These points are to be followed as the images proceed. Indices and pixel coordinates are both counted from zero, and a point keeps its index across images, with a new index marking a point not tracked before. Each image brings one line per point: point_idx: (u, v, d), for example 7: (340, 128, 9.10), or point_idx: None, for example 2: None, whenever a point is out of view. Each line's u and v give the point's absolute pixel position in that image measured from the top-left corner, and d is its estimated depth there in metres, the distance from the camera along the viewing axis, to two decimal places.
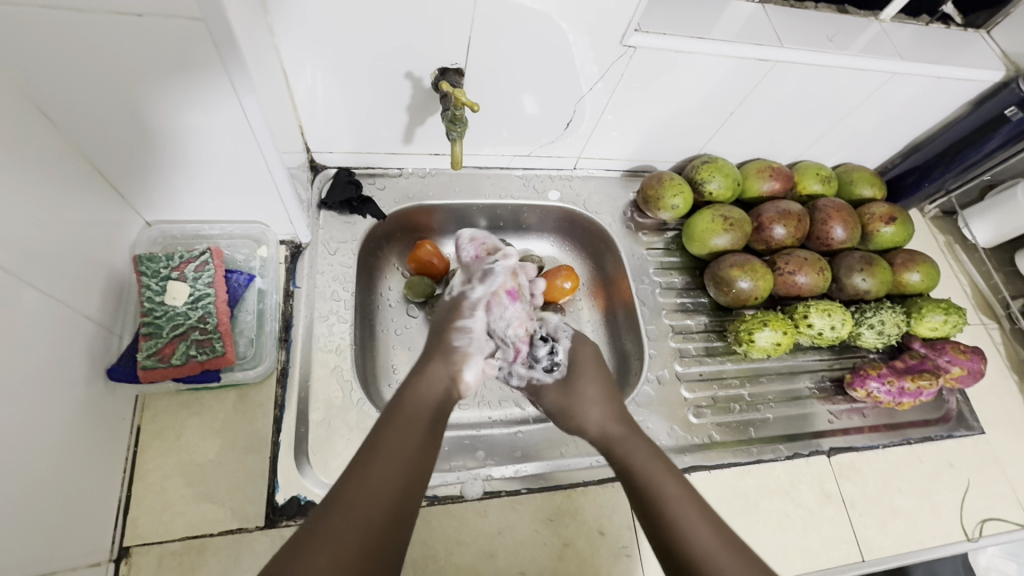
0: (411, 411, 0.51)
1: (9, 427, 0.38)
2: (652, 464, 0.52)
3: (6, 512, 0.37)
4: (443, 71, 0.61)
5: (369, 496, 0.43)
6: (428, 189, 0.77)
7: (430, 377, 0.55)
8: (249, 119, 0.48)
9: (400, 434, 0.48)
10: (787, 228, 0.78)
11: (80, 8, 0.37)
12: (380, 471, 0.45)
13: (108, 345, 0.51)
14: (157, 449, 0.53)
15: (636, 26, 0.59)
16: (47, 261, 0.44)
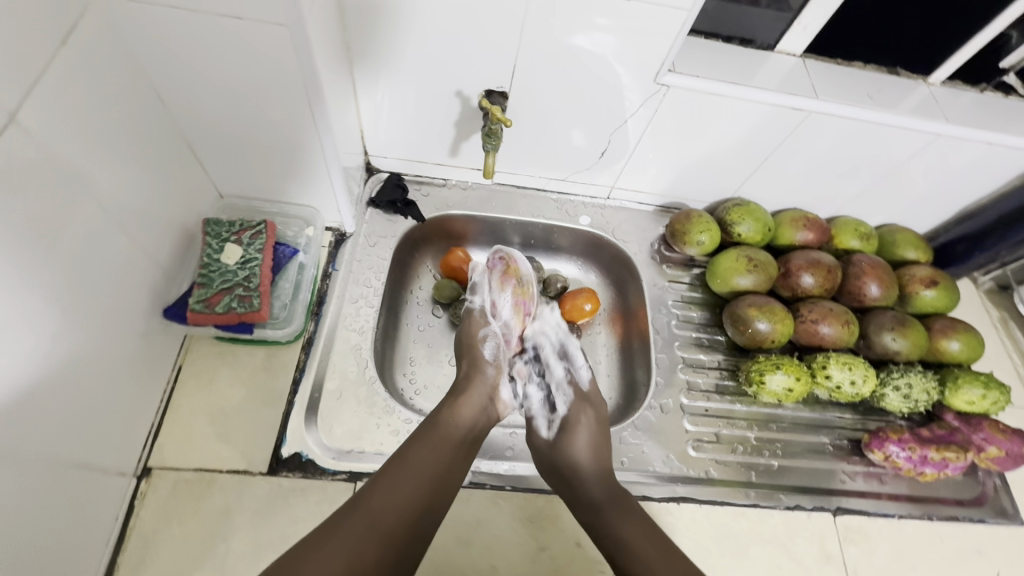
0: (449, 431, 0.58)
1: (78, 339, 0.46)
2: (627, 524, 0.52)
3: (60, 408, 0.44)
4: (489, 92, 0.68)
5: (390, 510, 0.49)
6: (467, 201, 0.84)
7: (474, 387, 0.63)
8: (313, 115, 0.56)
9: (431, 454, 0.54)
10: (816, 278, 0.78)
11: (194, 10, 0.46)
12: (406, 488, 0.50)
13: (168, 291, 0.59)
14: (191, 388, 0.59)
15: (670, 66, 0.63)
16: (135, 212, 0.52)
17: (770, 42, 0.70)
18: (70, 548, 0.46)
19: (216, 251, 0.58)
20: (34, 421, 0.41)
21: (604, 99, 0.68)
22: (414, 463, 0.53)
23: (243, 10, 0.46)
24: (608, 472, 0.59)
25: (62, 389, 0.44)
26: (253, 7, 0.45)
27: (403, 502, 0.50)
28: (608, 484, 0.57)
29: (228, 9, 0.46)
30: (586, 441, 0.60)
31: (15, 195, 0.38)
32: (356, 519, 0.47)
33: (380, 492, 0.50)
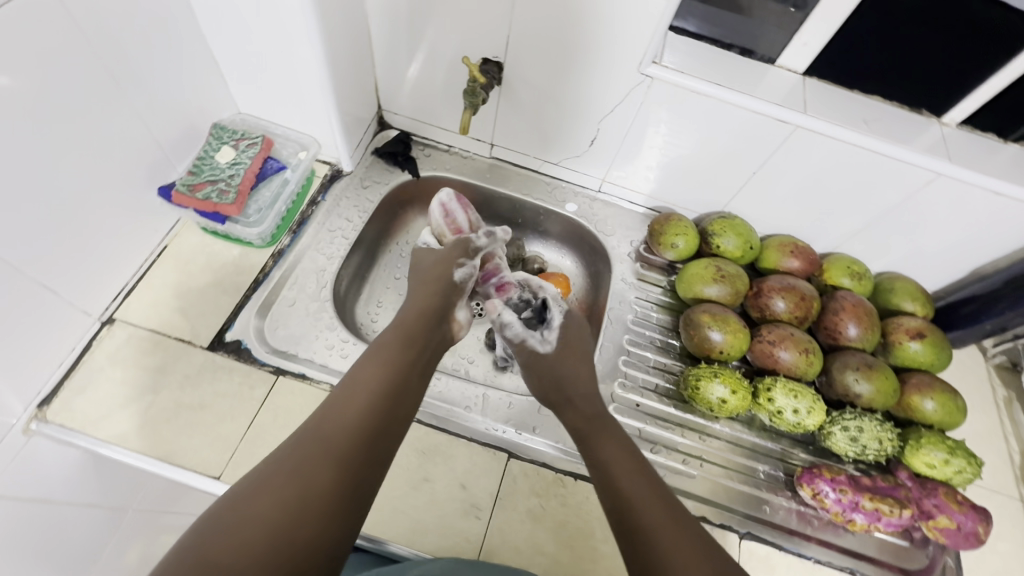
0: (387, 352, 0.59)
1: (74, 184, 0.55)
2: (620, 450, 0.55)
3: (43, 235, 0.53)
4: (485, 60, 0.73)
5: (339, 434, 0.49)
6: (463, 168, 0.89)
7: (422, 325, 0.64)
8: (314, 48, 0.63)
9: (371, 374, 0.55)
10: (787, 303, 0.75)
11: None
12: (348, 413, 0.51)
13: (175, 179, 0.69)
14: (169, 265, 0.68)
15: (654, 59, 0.66)
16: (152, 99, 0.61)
17: (771, 56, 0.71)
18: (27, 356, 0.54)
19: (212, 151, 0.66)
20: (19, 234, 0.50)
21: (591, 84, 0.71)
22: (356, 387, 0.54)
23: None
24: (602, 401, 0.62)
25: (50, 219, 0.53)
26: None
27: (345, 423, 0.50)
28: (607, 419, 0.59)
29: None
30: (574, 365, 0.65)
31: (41, 45, 0.47)
32: (300, 448, 0.48)
33: (325, 416, 0.51)
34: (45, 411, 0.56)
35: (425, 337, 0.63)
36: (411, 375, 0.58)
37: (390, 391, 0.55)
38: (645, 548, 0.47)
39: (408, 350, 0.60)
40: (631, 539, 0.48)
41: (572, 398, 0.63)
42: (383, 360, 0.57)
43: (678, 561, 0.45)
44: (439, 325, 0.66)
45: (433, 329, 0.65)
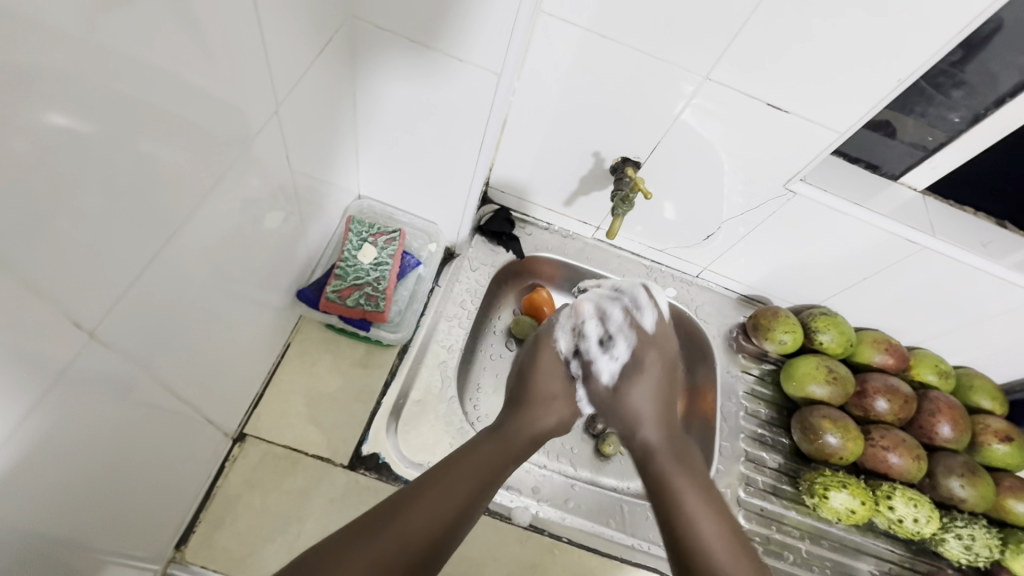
0: (495, 443, 0.55)
1: (223, 305, 0.49)
2: (700, 505, 0.53)
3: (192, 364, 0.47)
4: (625, 159, 0.71)
5: (422, 521, 0.45)
6: (565, 247, 0.87)
7: (545, 409, 0.61)
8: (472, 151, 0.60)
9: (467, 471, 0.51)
10: (890, 404, 0.78)
11: (423, 42, 0.52)
12: (445, 502, 0.47)
13: (303, 274, 0.65)
14: (294, 367, 0.63)
15: (802, 176, 0.67)
16: (290, 198, 0.56)
17: (894, 173, 0.73)
18: (169, 494, 0.49)
19: (355, 250, 0.64)
20: (176, 372, 0.45)
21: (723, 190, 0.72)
22: (458, 471, 0.50)
23: (467, 53, 0.52)
24: (672, 423, 0.61)
25: (203, 347, 0.48)
26: (479, 49, 0.51)
27: (429, 521, 0.46)
28: (682, 470, 0.56)
29: (456, 51, 0.52)
30: (646, 397, 0.62)
31: (223, 176, 0.43)
32: (388, 533, 0.44)
33: (420, 505, 0.46)
34: (184, 552, 0.51)
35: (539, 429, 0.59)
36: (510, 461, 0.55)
37: (480, 481, 0.51)
38: None
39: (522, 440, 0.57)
40: None
41: (654, 432, 0.59)
42: (481, 443, 0.54)
43: None
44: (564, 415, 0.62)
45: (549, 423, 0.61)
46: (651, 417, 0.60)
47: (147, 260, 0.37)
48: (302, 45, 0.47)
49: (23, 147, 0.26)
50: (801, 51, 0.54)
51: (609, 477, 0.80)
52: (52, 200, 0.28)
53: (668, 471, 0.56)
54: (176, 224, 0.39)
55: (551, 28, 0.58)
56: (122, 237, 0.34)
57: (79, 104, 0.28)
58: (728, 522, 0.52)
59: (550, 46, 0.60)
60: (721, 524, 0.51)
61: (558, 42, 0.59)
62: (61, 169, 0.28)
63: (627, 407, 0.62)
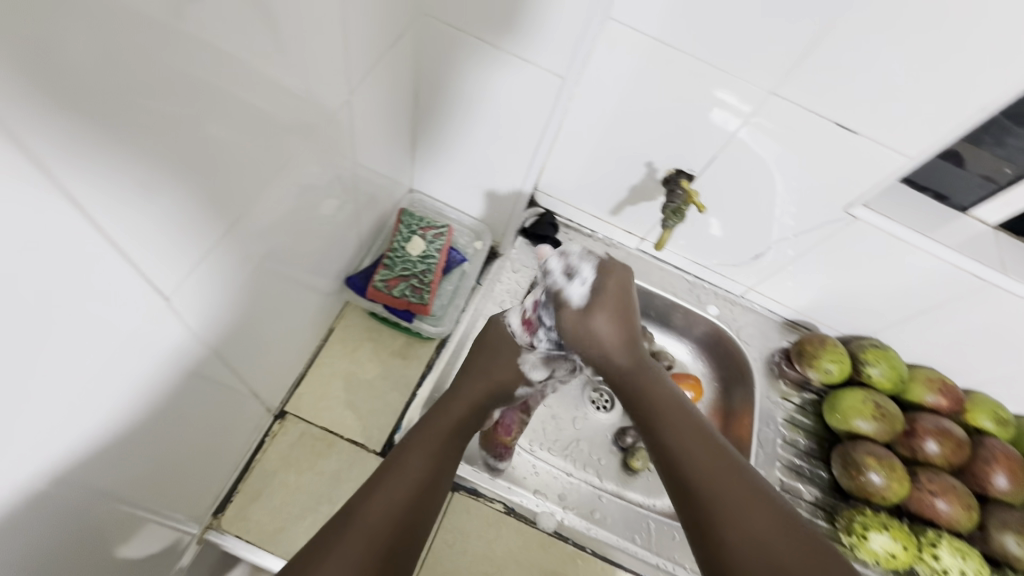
0: (428, 431, 0.52)
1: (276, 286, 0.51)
2: (686, 428, 0.47)
3: (243, 338, 0.49)
4: (678, 171, 0.70)
5: (372, 523, 0.43)
6: (608, 256, 0.86)
7: (472, 390, 0.57)
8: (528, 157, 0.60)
9: (416, 462, 0.48)
10: (942, 447, 0.74)
11: (492, 43, 0.52)
12: (394, 492, 0.45)
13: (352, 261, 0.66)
14: (336, 352, 0.64)
15: (865, 201, 0.65)
16: (346, 187, 0.58)
17: (964, 205, 0.70)
18: (211, 461, 0.50)
19: (404, 242, 0.66)
20: (228, 345, 0.46)
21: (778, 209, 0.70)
22: (398, 468, 0.47)
23: (532, 55, 0.52)
24: (635, 340, 0.54)
25: (255, 323, 0.49)
26: (545, 53, 0.51)
27: (393, 508, 0.44)
28: (656, 387, 0.51)
29: (522, 52, 0.52)
30: (607, 326, 0.53)
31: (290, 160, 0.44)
32: (347, 539, 0.41)
33: (372, 500, 0.44)
34: (220, 518, 0.53)
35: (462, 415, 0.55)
36: (446, 445, 0.52)
37: (422, 478, 0.48)
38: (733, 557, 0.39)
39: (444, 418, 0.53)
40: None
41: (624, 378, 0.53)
42: (416, 438, 0.51)
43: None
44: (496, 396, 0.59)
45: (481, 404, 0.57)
46: (614, 338, 0.53)
47: (221, 231, 0.39)
48: (376, 40, 0.49)
49: (149, 122, 0.28)
50: (877, 72, 0.52)
51: (635, 493, 0.79)
52: (158, 170, 0.30)
53: (642, 398, 0.51)
54: (248, 201, 0.41)
55: (619, 36, 0.58)
56: (199, 211, 0.35)
57: (165, 69, 0.28)
58: (713, 441, 0.45)
59: (614, 54, 0.59)
60: (696, 427, 0.47)
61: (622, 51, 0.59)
62: (172, 142, 0.31)
63: (591, 340, 0.53)
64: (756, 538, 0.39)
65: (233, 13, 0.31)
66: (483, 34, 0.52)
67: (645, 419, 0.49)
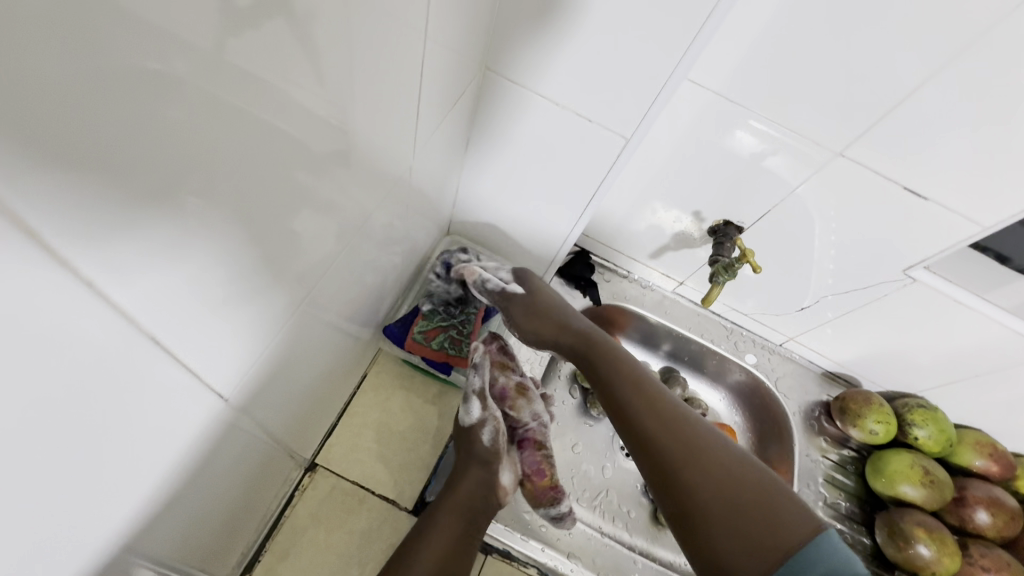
0: (439, 527, 0.53)
1: (318, 341, 0.49)
2: (638, 395, 0.57)
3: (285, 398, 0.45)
4: (727, 224, 0.67)
5: None
6: (643, 299, 0.84)
7: (468, 481, 0.57)
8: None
9: (430, 559, 0.50)
10: (992, 518, 0.70)
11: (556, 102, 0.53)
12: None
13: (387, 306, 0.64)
14: (368, 400, 0.62)
15: (926, 264, 0.62)
16: (391, 235, 0.56)
17: None
18: (240, 526, 0.47)
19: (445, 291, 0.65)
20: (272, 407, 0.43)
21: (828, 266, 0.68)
22: (410, 568, 0.49)
23: (597, 114, 0.52)
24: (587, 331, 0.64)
25: (297, 382, 0.47)
26: (611, 114, 0.51)
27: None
28: (607, 360, 0.60)
29: (586, 112, 0.52)
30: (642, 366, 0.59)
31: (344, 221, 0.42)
32: None
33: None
34: None
35: (469, 504, 0.56)
36: (453, 541, 0.53)
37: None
38: (690, 500, 0.49)
39: (455, 514, 0.54)
40: (676, 508, 0.50)
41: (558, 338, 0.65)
42: (425, 538, 0.52)
43: (718, 501, 0.48)
44: (493, 479, 0.58)
45: (483, 493, 0.57)
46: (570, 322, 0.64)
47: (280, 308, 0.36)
48: (439, 94, 0.47)
49: (217, 179, 0.23)
50: (962, 141, 0.49)
51: (665, 550, 0.76)
52: (241, 256, 0.28)
53: (586, 351, 0.62)
54: (307, 265, 0.38)
55: (685, 92, 0.56)
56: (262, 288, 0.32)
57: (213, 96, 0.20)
58: (647, 391, 0.57)
59: (674, 109, 0.57)
60: (630, 377, 0.58)
61: (682, 104, 0.57)
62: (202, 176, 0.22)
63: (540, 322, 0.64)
64: (712, 488, 0.49)
65: (324, 90, 0.29)
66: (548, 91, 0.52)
67: (600, 371, 0.60)
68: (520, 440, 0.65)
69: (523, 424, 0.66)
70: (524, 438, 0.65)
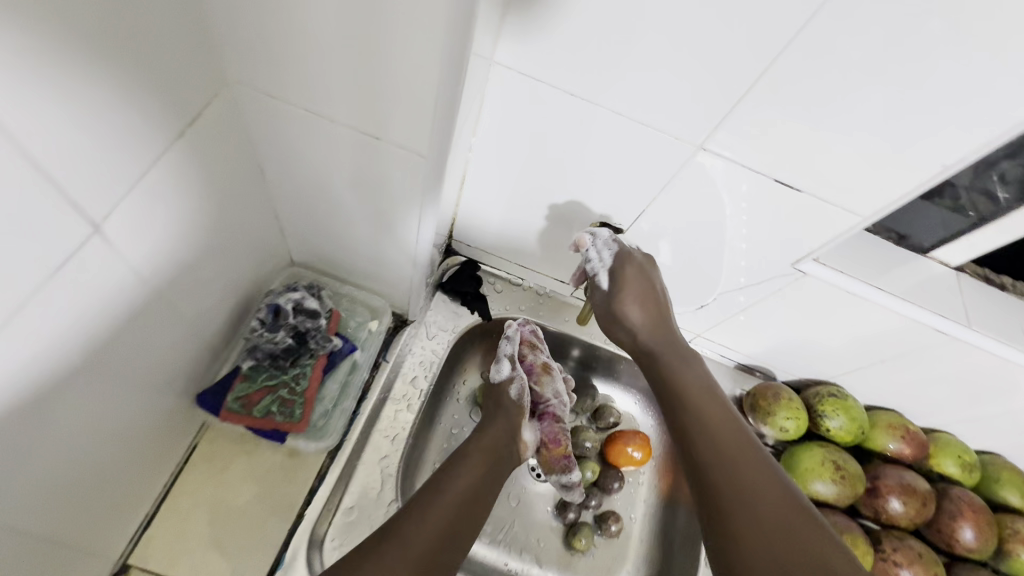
0: (466, 464, 0.57)
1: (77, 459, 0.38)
2: (717, 421, 0.53)
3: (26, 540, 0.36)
4: (603, 225, 0.61)
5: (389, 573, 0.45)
6: (540, 308, 0.77)
7: (497, 426, 0.63)
8: (415, 238, 0.50)
9: (439, 509, 0.51)
10: (906, 505, 0.68)
11: (320, 112, 0.38)
12: (427, 526, 0.49)
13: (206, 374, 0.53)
14: (197, 478, 0.53)
15: (815, 256, 0.57)
16: (180, 300, 0.44)
17: (925, 246, 0.63)
18: None
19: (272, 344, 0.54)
20: None
21: (743, 246, 0.58)
22: (432, 506, 0.51)
23: (389, 131, 0.37)
24: (664, 326, 0.61)
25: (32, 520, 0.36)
26: (404, 135, 0.37)
27: (437, 526, 0.50)
28: (683, 361, 0.59)
29: (374, 128, 0.38)
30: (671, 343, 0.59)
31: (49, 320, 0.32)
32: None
33: (410, 526, 0.49)
34: None
35: (499, 444, 0.62)
36: (477, 482, 0.56)
37: (449, 514, 0.51)
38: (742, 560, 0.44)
39: (483, 454, 0.59)
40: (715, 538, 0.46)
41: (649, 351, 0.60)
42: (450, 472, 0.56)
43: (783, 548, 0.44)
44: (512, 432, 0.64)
45: (507, 442, 0.62)
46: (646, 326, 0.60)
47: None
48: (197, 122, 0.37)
49: None
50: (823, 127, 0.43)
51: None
52: None
53: (661, 351, 0.60)
54: None
55: (520, 87, 0.48)
56: None
57: None
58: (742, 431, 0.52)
59: (517, 106, 0.50)
60: (717, 410, 0.54)
61: (521, 98, 0.49)
62: None
63: (623, 324, 0.61)
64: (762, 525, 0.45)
65: None
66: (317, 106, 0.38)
67: (670, 383, 0.57)
68: (539, 412, 0.71)
69: (544, 400, 0.71)
70: (544, 412, 0.70)
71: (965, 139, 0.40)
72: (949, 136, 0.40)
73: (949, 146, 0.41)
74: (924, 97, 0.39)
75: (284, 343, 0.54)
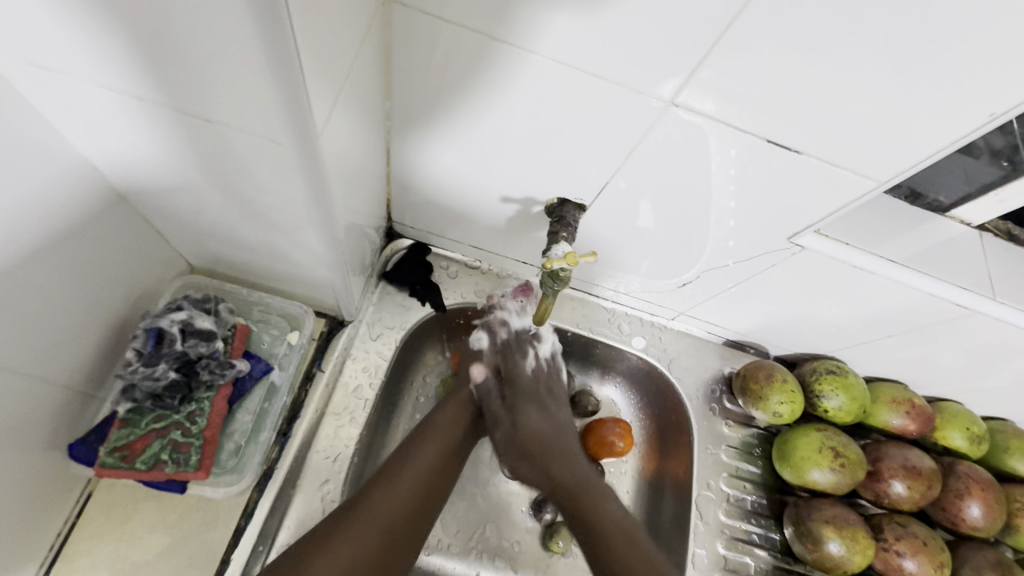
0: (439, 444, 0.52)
1: None
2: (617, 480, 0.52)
3: None
4: (562, 201, 0.52)
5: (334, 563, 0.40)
6: (502, 292, 0.66)
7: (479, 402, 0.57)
8: (317, 237, 0.41)
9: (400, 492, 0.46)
10: (910, 489, 0.62)
11: (139, 97, 0.30)
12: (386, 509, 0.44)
13: (84, 412, 0.45)
14: (98, 529, 0.46)
15: (815, 227, 0.48)
16: (17, 331, 0.36)
17: (942, 202, 0.53)
18: None
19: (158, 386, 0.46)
20: None
21: (730, 207, 0.48)
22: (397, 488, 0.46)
23: (215, 111, 0.30)
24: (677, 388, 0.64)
25: None
26: (254, 115, 0.29)
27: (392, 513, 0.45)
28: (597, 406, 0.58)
29: (195, 107, 0.30)
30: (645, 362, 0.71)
31: None
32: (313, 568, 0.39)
33: (363, 517, 0.43)
34: None
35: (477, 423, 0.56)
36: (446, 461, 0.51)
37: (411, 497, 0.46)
38: None
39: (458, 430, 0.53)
40: None
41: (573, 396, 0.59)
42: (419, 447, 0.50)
43: None
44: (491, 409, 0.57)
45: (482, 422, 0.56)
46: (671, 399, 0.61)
47: None
48: None
49: None
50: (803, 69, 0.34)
51: None
52: None
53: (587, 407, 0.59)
54: None
55: (431, 34, 0.38)
56: None
57: None
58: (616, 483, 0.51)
59: (433, 57, 0.40)
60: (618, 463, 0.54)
61: (435, 49, 0.39)
62: None
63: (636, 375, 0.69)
64: None
65: None
66: (129, 85, 0.29)
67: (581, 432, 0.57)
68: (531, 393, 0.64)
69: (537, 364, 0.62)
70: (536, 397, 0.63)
71: (980, 80, 0.32)
72: (961, 76, 0.33)
73: (958, 87, 0.33)
74: (931, 22, 0.30)
75: (167, 378, 0.46)
